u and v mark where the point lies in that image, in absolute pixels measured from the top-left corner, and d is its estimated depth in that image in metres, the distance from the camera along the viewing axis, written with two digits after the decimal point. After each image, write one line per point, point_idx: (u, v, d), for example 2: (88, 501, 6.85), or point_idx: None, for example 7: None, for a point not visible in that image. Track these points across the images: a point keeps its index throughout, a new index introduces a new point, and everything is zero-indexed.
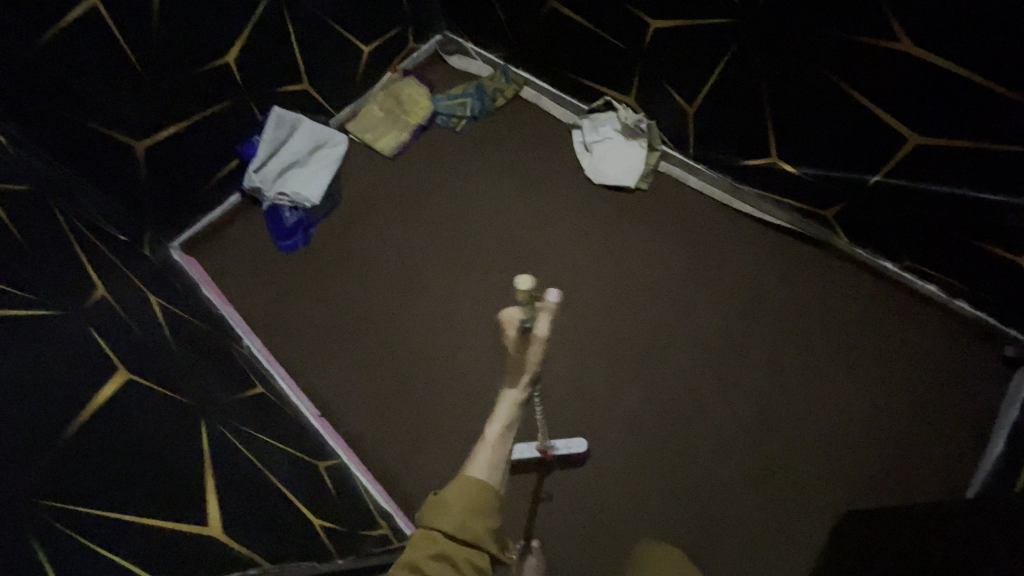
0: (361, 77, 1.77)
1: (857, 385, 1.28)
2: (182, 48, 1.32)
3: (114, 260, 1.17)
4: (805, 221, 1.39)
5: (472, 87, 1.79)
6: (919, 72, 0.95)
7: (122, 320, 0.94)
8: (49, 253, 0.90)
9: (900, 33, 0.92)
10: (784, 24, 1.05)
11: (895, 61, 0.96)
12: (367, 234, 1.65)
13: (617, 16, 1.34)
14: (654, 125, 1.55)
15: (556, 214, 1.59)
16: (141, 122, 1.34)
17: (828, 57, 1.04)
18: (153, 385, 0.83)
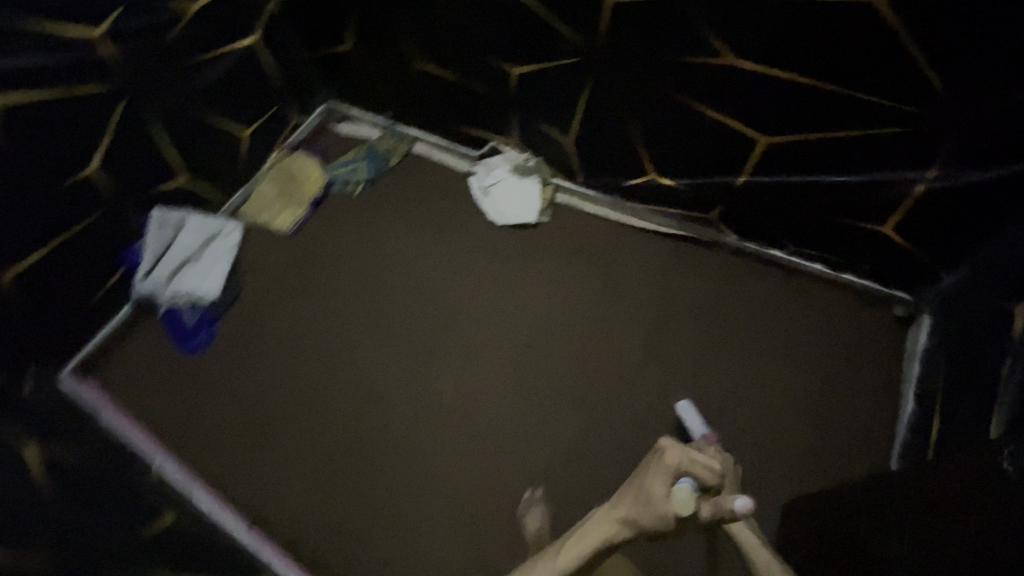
0: (245, 161, 1.73)
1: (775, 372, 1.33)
2: (40, 169, 1.22)
3: None
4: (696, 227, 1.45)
5: (363, 151, 1.78)
6: (753, 80, 1.02)
7: None
8: None
9: (726, 49, 0.99)
10: (628, 54, 1.12)
11: (730, 75, 1.03)
12: (277, 321, 1.59)
13: (482, 67, 1.38)
14: (541, 161, 1.60)
15: (465, 263, 1.60)
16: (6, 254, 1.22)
17: (672, 78, 1.10)
18: None
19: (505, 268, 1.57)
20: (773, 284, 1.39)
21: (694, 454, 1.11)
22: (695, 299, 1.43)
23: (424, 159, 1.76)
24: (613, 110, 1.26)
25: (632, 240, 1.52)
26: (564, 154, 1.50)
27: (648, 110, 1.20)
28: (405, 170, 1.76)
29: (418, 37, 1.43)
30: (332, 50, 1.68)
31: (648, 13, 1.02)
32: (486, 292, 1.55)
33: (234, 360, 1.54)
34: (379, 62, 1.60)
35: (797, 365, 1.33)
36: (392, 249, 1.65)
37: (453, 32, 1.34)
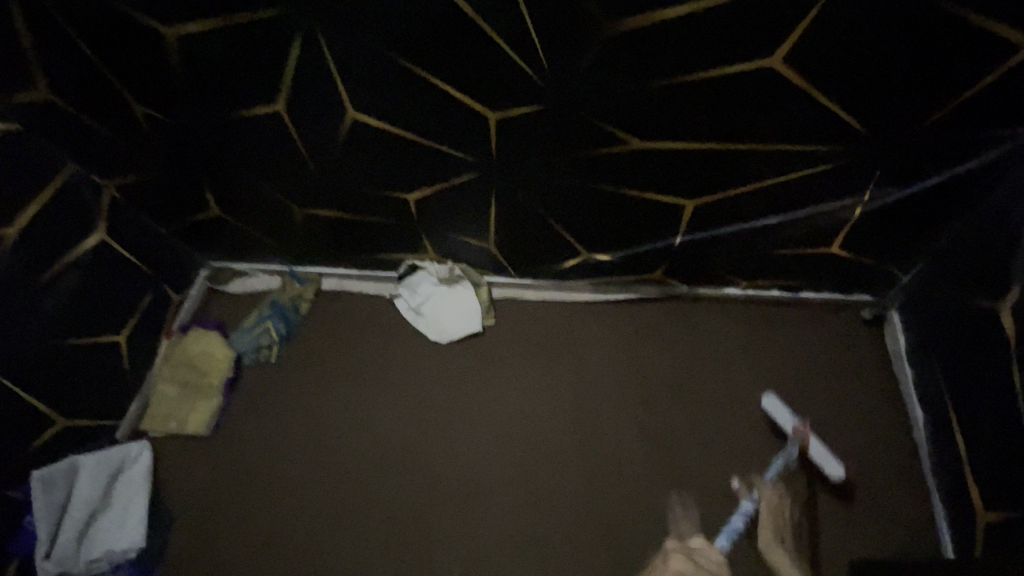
0: (131, 368, 1.46)
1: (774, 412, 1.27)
2: None
3: None
4: (645, 287, 1.38)
5: (267, 307, 1.56)
6: (668, 155, 0.94)
7: None
8: None
9: (629, 136, 0.92)
10: (528, 159, 1.02)
11: (643, 155, 0.96)
12: (226, 544, 1.33)
13: (373, 200, 1.24)
14: (467, 265, 1.46)
15: (420, 400, 1.42)
16: None
17: (582, 170, 1.02)
18: None
19: (465, 391, 1.42)
20: (740, 321, 1.34)
21: (701, 554, 1.00)
22: (668, 360, 1.36)
23: (338, 296, 1.58)
24: (528, 206, 1.16)
25: (585, 318, 1.43)
26: (487, 256, 1.38)
27: (566, 199, 1.11)
28: (322, 315, 1.57)
29: (289, 187, 1.26)
30: (197, 217, 1.47)
31: (539, 119, 0.93)
32: (454, 425, 1.39)
33: None
34: (254, 217, 1.42)
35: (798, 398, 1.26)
36: (334, 410, 1.44)
37: (328, 176, 1.19)
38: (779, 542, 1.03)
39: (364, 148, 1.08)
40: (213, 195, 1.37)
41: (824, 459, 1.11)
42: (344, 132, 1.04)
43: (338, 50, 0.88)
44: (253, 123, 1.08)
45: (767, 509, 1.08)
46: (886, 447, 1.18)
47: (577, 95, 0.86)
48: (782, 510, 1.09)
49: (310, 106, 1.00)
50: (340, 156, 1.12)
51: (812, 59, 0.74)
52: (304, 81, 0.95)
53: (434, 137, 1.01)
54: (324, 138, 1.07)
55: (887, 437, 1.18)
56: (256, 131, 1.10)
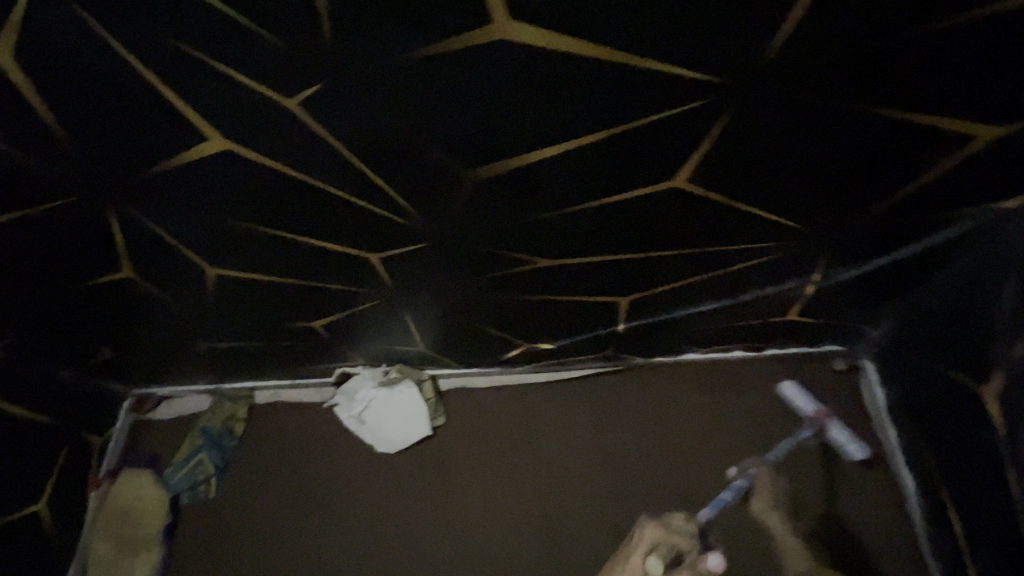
0: (56, 536, 1.31)
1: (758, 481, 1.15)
2: None
3: None
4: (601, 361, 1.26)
5: (196, 437, 1.41)
6: (587, 268, 0.81)
7: None
8: None
9: (537, 256, 0.78)
10: (431, 284, 0.88)
11: (559, 271, 0.82)
12: None
13: (277, 329, 1.09)
14: (403, 364, 1.33)
15: (379, 518, 1.30)
16: None
17: (494, 287, 0.88)
18: None
19: (426, 501, 1.29)
20: (704, 385, 1.23)
21: (672, 524, 0.93)
22: (637, 437, 1.24)
23: (274, 410, 1.44)
24: (449, 317, 1.02)
25: (542, 401, 1.31)
26: (422, 356, 1.24)
27: (486, 310, 0.98)
28: (260, 434, 1.43)
29: (180, 330, 1.10)
30: (96, 358, 1.31)
31: (429, 254, 0.78)
32: (418, 543, 1.26)
33: None
34: (158, 352, 1.26)
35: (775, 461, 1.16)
36: (288, 543, 1.31)
37: (218, 318, 1.03)
38: (773, 510, 1.09)
39: (243, 295, 0.92)
40: (102, 340, 1.20)
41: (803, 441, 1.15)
42: (213, 286, 0.89)
43: (166, 222, 0.72)
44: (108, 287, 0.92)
45: (763, 485, 1.12)
46: (878, 513, 1.09)
47: (465, 230, 0.72)
48: (778, 483, 1.12)
49: (163, 269, 0.84)
50: (221, 303, 0.96)
51: (724, 173, 0.62)
52: (143, 249, 0.79)
53: (316, 279, 0.86)
54: (195, 292, 0.91)
55: (881, 508, 1.09)
56: (116, 293, 0.94)
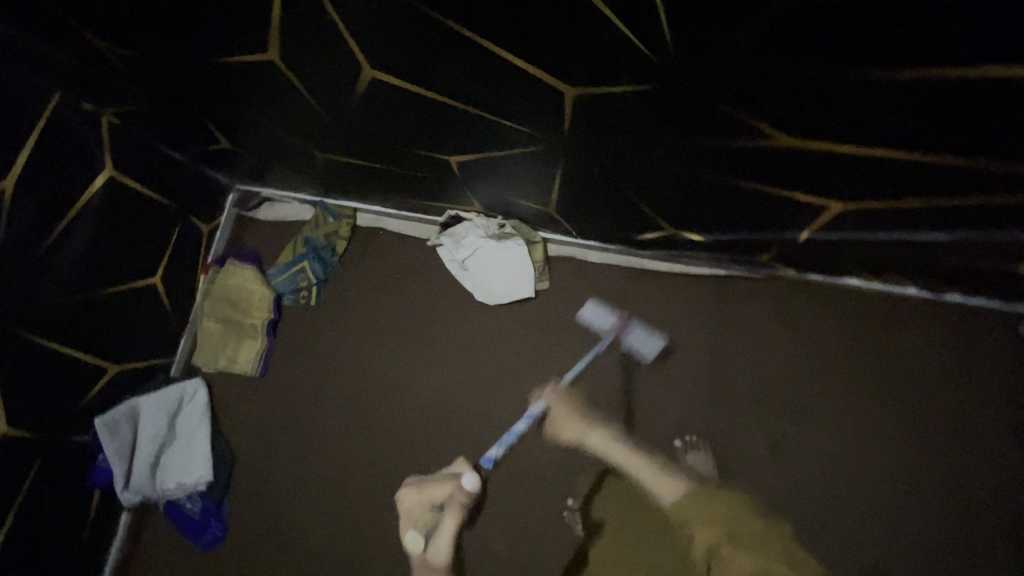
0: (171, 306, 1.40)
1: (883, 411, 1.16)
2: None
3: None
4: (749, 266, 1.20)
5: (300, 245, 1.42)
6: (849, 164, 0.67)
7: None
8: None
9: (773, 132, 0.64)
10: (611, 143, 0.76)
11: (789, 156, 0.68)
12: (283, 480, 1.35)
13: (406, 156, 0.99)
14: (519, 222, 1.25)
15: (468, 362, 1.32)
16: None
17: (686, 160, 0.75)
18: None
19: (517, 357, 1.29)
20: (854, 312, 1.20)
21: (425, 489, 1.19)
22: (744, 342, 1.21)
23: (376, 235, 1.43)
24: (602, 183, 0.90)
25: (654, 288, 1.26)
26: (543, 216, 1.15)
27: (656, 183, 0.84)
28: (360, 256, 1.44)
29: (305, 134, 1.01)
30: (212, 146, 1.27)
31: (641, 99, 0.63)
32: (503, 394, 1.29)
33: (255, 552, 1.32)
34: (274, 153, 1.21)
35: (916, 396, 1.15)
36: (379, 362, 1.37)
37: (348, 129, 0.93)
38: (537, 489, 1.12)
39: (389, 108, 0.81)
40: (221, 128, 1.13)
41: (646, 343, 1.23)
42: (362, 92, 0.77)
43: None
44: (242, 67, 0.80)
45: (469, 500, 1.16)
46: (1006, 466, 1.10)
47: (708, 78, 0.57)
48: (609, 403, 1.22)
49: (315, 58, 0.71)
50: (361, 112, 0.84)
51: None
52: (302, 26, 0.66)
53: (488, 108, 0.72)
54: (339, 92, 0.79)
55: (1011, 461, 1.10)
56: (249, 76, 0.83)
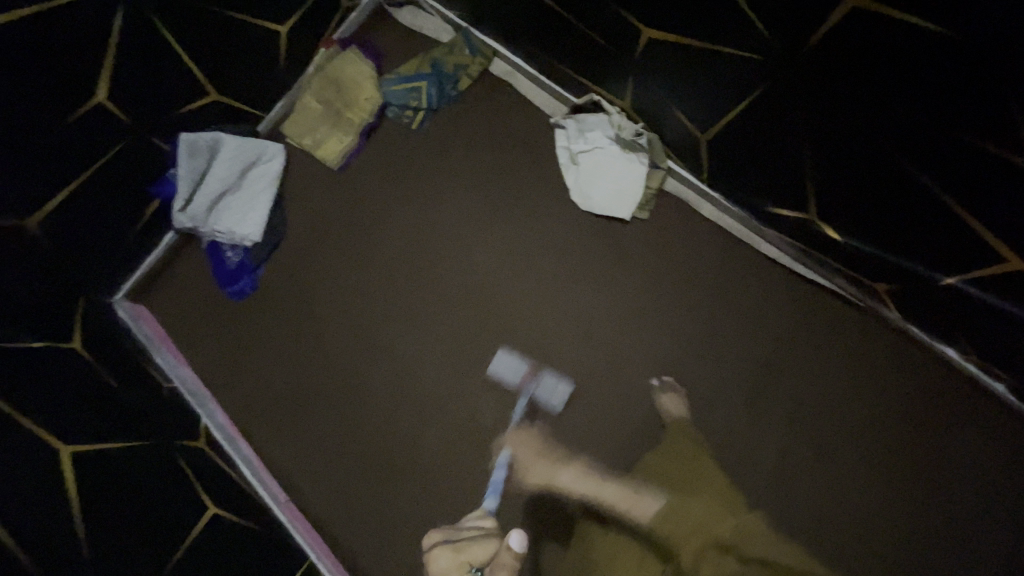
0: (287, 63, 1.37)
1: (896, 471, 1.16)
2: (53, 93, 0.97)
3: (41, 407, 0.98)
4: (852, 287, 1.17)
5: (426, 65, 1.38)
6: None
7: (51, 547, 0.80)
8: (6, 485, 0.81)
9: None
10: (836, 77, 0.71)
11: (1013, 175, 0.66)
12: (322, 269, 1.40)
13: (602, 10, 0.91)
14: (656, 138, 1.18)
15: (537, 250, 1.30)
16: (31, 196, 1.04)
17: (900, 132, 0.72)
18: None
19: (586, 267, 1.27)
20: (925, 376, 1.17)
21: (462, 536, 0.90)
22: (800, 353, 1.19)
23: (504, 88, 1.37)
24: (785, 126, 0.85)
25: (745, 264, 1.22)
26: (687, 142, 1.07)
27: (851, 148, 0.79)
28: (480, 101, 1.38)
29: None
30: None
31: (909, 29, 0.60)
32: (556, 293, 1.28)
33: (276, 320, 1.39)
34: None
35: (936, 475, 1.15)
36: (454, 210, 1.36)
37: None
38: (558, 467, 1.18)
39: None
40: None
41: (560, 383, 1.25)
42: None
43: None
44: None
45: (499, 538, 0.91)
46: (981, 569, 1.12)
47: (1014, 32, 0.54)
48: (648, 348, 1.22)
49: None
50: None
51: None
52: None
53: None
54: None
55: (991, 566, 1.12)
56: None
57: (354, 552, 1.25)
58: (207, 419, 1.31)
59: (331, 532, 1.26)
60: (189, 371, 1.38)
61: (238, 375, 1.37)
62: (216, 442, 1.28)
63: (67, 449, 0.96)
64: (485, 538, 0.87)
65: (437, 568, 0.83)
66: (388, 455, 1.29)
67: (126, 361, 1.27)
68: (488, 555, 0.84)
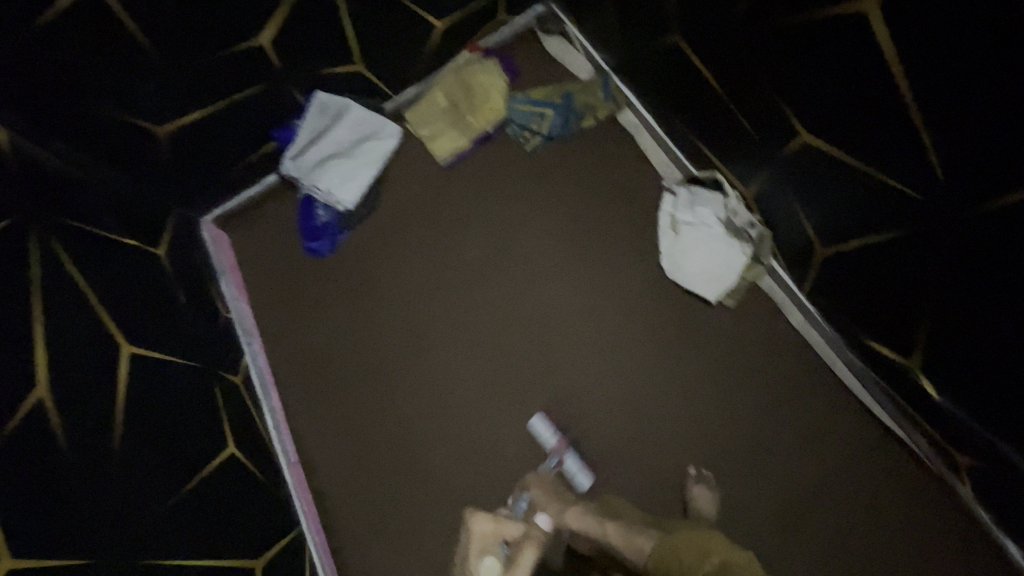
0: (430, 56, 1.43)
1: None
2: (209, 19, 1.07)
3: (109, 293, 1.04)
4: (931, 451, 1.09)
5: (557, 94, 1.42)
6: None
7: (81, 418, 0.84)
8: (64, 352, 0.86)
9: None
10: (992, 249, 0.69)
11: None
12: (398, 251, 1.43)
13: (761, 101, 0.90)
14: (768, 234, 1.14)
15: (610, 302, 1.29)
16: (162, 109, 1.17)
17: None
18: (115, 474, 0.84)
19: (653, 335, 1.25)
20: (975, 564, 1.08)
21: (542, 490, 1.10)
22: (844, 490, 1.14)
23: (626, 138, 1.38)
24: (913, 268, 0.83)
25: (816, 384, 1.17)
26: (802, 249, 1.05)
27: (984, 316, 0.77)
28: (599, 143, 1.39)
29: (688, 8, 0.95)
30: None
31: None
32: (617, 350, 1.26)
33: (340, 285, 1.43)
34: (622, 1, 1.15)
35: None
36: (539, 237, 1.37)
37: (745, 37, 0.85)
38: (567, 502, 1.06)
39: (822, 47, 0.73)
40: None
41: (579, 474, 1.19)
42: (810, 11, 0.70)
43: None
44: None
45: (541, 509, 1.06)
46: None
47: None
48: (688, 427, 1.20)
49: None
50: (787, 31, 0.76)
51: None
52: None
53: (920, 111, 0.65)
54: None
55: None
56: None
57: (339, 531, 1.25)
58: (247, 358, 1.35)
59: (326, 505, 1.26)
60: (245, 306, 1.42)
61: (290, 326, 1.40)
62: (250, 382, 1.31)
63: (126, 348, 1.00)
64: (518, 521, 0.94)
65: (475, 526, 0.94)
66: (403, 451, 1.28)
67: (196, 278, 1.33)
68: (519, 532, 0.93)
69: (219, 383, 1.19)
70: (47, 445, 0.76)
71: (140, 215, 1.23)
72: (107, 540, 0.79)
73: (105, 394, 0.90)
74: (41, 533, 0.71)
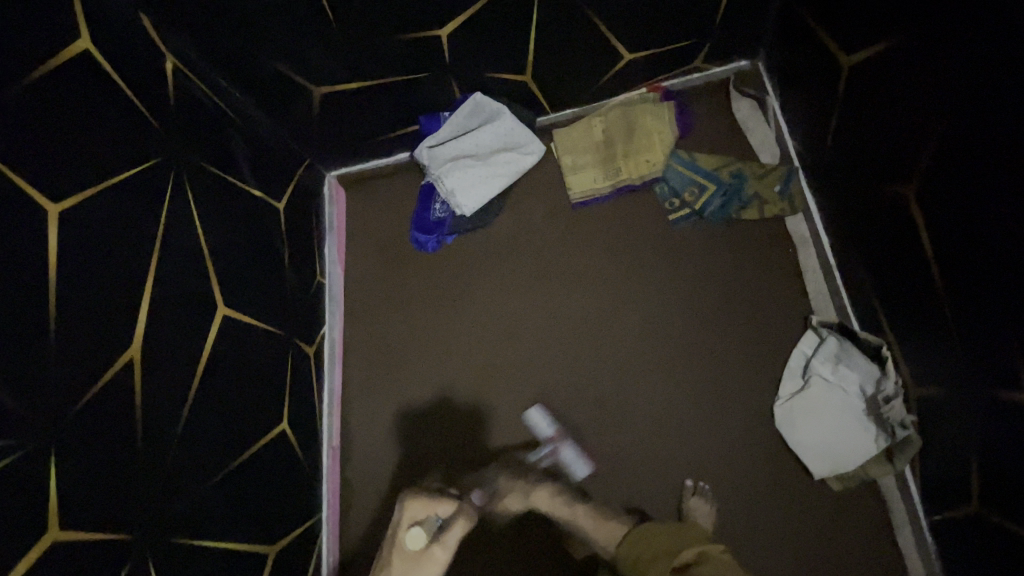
0: (603, 85, 1.29)
1: None
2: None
3: (223, 238, 1.06)
4: None
5: (728, 172, 1.25)
6: None
7: (167, 366, 0.88)
8: (167, 296, 0.90)
9: None
10: None
11: None
12: (500, 274, 1.36)
13: (992, 327, 0.73)
14: (916, 439, 0.96)
15: (699, 422, 1.15)
16: (322, 69, 1.15)
17: None
18: (179, 424, 0.89)
19: (733, 480, 1.11)
20: None
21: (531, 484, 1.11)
22: None
23: (786, 249, 1.20)
24: None
25: None
26: (956, 485, 0.87)
27: None
28: (754, 244, 1.22)
29: (943, 175, 0.76)
30: (807, 27, 1.04)
31: None
32: (684, 475, 1.13)
33: (434, 286, 1.39)
34: (847, 108, 0.96)
35: None
36: (646, 319, 1.24)
37: (1009, 258, 0.68)
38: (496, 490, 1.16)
39: None
40: (853, 42, 0.90)
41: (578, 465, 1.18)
42: None
43: None
44: None
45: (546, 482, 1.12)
46: None
47: None
48: None
49: None
50: None
51: None
52: None
53: None
54: None
55: None
56: None
57: (352, 526, 1.26)
58: (325, 327, 1.36)
59: (347, 498, 1.28)
60: (339, 273, 1.42)
61: (374, 309, 1.40)
62: (321, 353, 1.33)
63: (222, 310, 1.02)
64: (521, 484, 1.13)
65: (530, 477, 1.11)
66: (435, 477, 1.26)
67: (305, 235, 1.33)
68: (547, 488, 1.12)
69: (293, 353, 1.22)
70: (127, 392, 0.80)
71: (275, 162, 1.24)
72: (157, 504, 0.83)
73: (191, 347, 0.93)
74: (104, 472, 0.75)
